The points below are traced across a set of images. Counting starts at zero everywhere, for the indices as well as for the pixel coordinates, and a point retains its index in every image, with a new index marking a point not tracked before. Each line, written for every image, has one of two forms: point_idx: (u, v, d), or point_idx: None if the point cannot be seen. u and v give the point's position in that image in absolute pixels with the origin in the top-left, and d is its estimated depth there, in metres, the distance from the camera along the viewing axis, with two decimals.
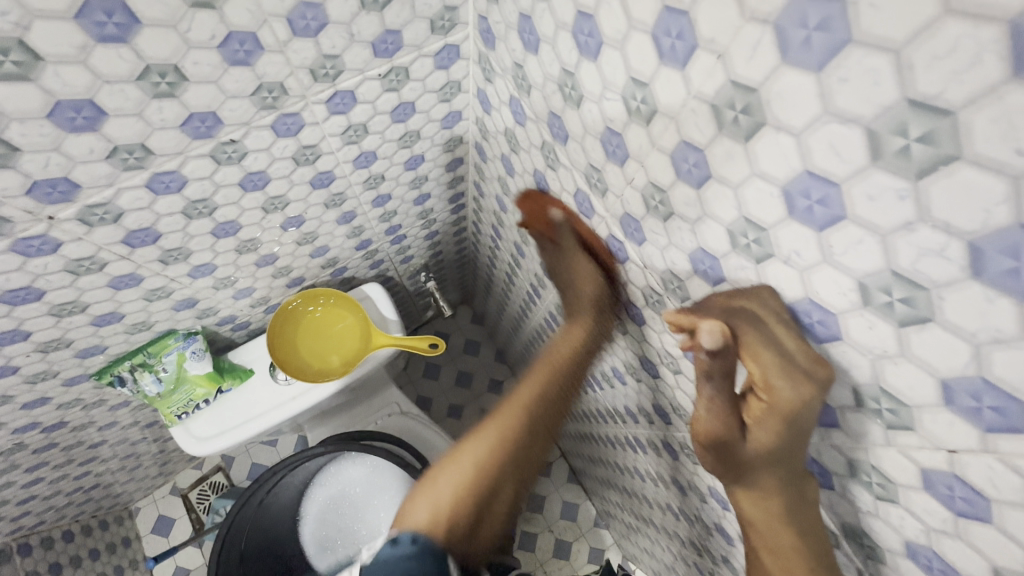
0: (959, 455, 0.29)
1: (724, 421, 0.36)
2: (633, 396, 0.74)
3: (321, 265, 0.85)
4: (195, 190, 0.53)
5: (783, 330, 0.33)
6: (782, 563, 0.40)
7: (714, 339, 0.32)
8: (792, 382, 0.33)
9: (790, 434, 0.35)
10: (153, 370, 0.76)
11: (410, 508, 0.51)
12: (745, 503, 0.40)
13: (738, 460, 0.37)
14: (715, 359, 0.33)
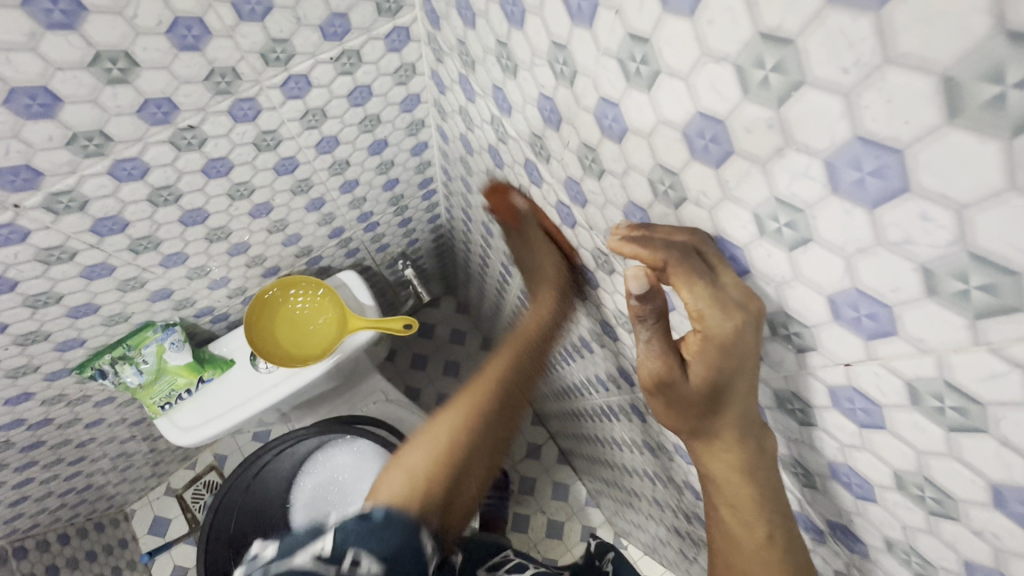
0: (853, 368, 0.31)
1: (664, 360, 0.36)
2: (601, 363, 0.77)
3: (296, 253, 0.87)
4: (158, 177, 0.55)
5: (712, 264, 0.35)
6: (743, 516, 0.40)
7: (638, 283, 0.35)
8: (721, 309, 0.34)
9: (727, 365, 0.35)
10: (134, 362, 0.78)
11: (384, 481, 0.50)
12: (702, 453, 0.40)
13: (686, 404, 0.37)
14: (645, 302, 0.36)
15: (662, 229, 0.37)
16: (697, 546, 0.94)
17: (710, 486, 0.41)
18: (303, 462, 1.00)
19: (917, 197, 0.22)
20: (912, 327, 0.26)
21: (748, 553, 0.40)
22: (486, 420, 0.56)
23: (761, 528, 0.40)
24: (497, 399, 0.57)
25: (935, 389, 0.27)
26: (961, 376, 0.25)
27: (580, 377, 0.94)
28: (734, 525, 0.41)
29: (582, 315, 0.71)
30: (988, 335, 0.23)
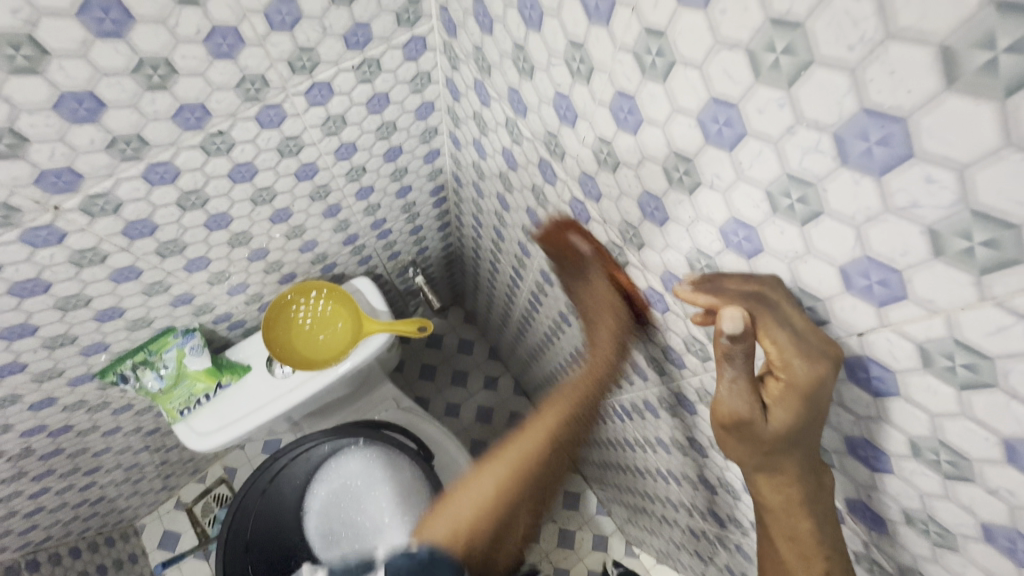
0: (867, 337, 0.33)
1: (747, 400, 0.36)
2: (614, 361, 0.78)
3: (312, 260, 0.89)
4: (188, 181, 0.58)
5: (792, 311, 0.36)
6: (799, 550, 0.42)
7: (733, 323, 0.34)
8: (807, 359, 0.35)
9: (808, 412, 0.36)
10: (155, 367, 0.80)
11: (432, 522, 0.62)
12: (762, 491, 0.41)
13: (758, 444, 0.37)
14: (736, 342, 0.35)
15: (732, 279, 0.39)
16: (713, 548, 0.93)
17: (767, 518, 0.42)
18: (315, 471, 1.01)
19: (922, 161, 0.25)
20: (922, 289, 0.28)
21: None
22: (503, 512, 0.61)
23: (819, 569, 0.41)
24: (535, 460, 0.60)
25: (946, 348, 0.29)
26: (971, 333, 0.28)
27: (591, 378, 0.95)
28: (792, 559, 0.42)
29: None
30: (993, 288, 0.25)
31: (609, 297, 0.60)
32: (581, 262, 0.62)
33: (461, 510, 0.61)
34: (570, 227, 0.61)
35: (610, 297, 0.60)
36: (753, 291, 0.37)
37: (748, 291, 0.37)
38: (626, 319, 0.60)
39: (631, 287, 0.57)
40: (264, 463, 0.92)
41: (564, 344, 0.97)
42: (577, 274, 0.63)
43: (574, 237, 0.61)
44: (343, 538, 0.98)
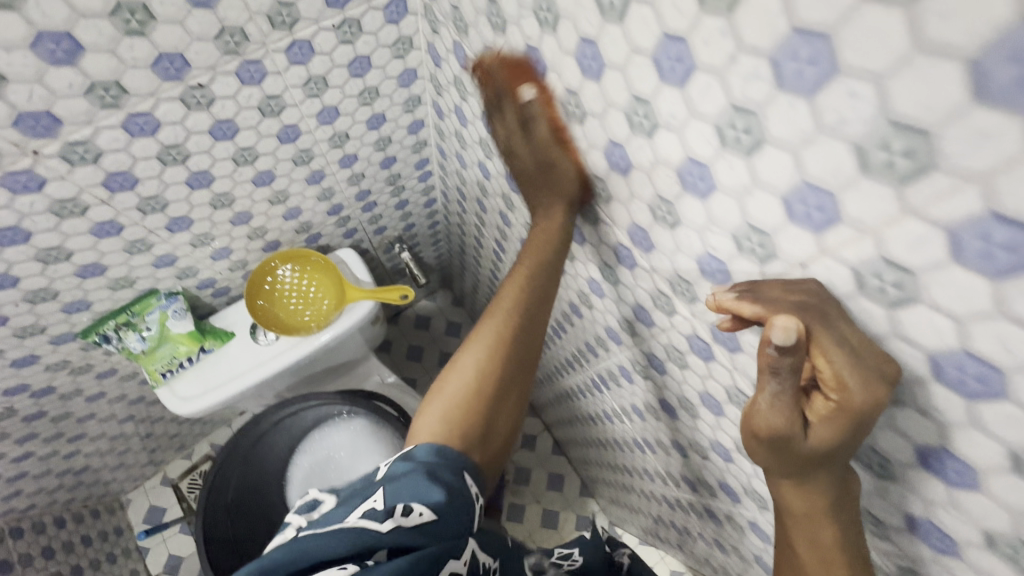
0: (810, 267, 0.35)
1: (790, 417, 0.33)
2: (590, 327, 0.80)
3: (296, 228, 0.90)
4: (168, 135, 0.59)
5: (845, 328, 0.33)
6: (820, 556, 0.41)
7: (786, 334, 0.30)
8: (865, 385, 0.33)
9: (852, 434, 0.34)
10: (138, 329, 0.81)
11: (424, 416, 0.57)
12: (787, 497, 0.40)
13: (791, 458, 0.35)
14: (788, 356, 0.31)
15: (773, 286, 0.35)
16: (686, 515, 0.96)
17: (787, 523, 0.42)
18: (299, 441, 1.02)
19: (845, 77, 0.26)
20: (852, 209, 0.30)
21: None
22: (504, 375, 0.58)
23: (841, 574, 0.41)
24: (514, 334, 0.58)
25: (876, 268, 0.31)
26: (896, 249, 0.29)
27: (570, 349, 0.97)
28: (811, 563, 0.41)
29: (573, 279, 0.74)
30: (912, 199, 0.27)
31: (551, 152, 0.54)
32: (527, 115, 0.53)
33: (454, 390, 0.57)
34: (498, 81, 0.55)
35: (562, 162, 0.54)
36: (803, 302, 0.33)
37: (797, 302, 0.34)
38: (572, 187, 0.55)
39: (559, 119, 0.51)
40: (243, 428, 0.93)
41: None
42: (526, 138, 0.55)
43: (525, 87, 0.52)
44: (322, 503, 0.98)
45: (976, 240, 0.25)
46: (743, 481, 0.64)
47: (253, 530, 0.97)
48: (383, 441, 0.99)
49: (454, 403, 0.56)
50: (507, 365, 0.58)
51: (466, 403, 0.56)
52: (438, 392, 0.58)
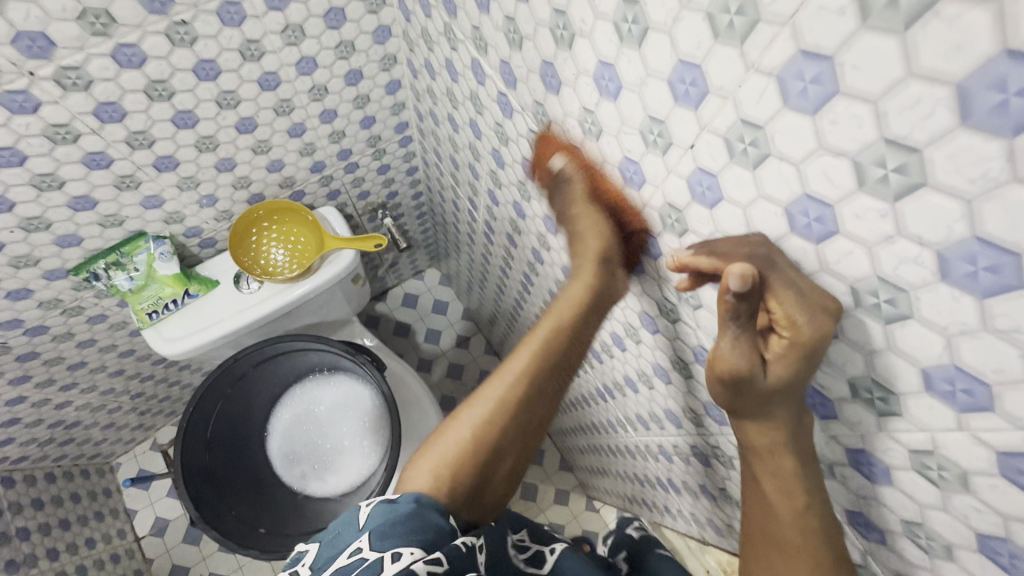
0: (695, 148, 0.39)
1: (748, 358, 0.37)
2: (551, 273, 0.85)
3: (280, 182, 0.96)
4: (155, 69, 0.65)
5: (789, 270, 0.36)
6: (781, 485, 0.43)
7: (742, 282, 0.33)
8: (812, 317, 0.35)
9: (805, 366, 0.37)
10: (126, 269, 0.86)
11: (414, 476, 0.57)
12: (749, 433, 0.42)
13: (753, 393, 0.39)
14: (741, 301, 0.34)
15: (727, 241, 0.39)
16: (645, 462, 0.96)
17: (750, 459, 0.44)
18: (282, 395, 1.08)
19: None
20: (714, 78, 0.34)
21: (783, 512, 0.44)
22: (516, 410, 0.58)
23: (799, 500, 0.43)
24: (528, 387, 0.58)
25: (738, 132, 0.35)
26: (747, 108, 0.33)
27: (539, 303, 1.03)
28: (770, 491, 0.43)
29: (533, 224, 0.79)
30: (750, 54, 0.31)
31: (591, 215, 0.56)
32: (557, 183, 0.58)
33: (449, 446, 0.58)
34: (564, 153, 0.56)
35: (597, 219, 0.56)
36: (758, 253, 0.36)
37: (744, 255, 0.37)
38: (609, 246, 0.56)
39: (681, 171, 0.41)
40: (217, 374, 0.95)
41: (516, 271, 1.04)
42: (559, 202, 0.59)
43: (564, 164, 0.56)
44: (305, 458, 1.07)
45: (795, 80, 0.29)
46: (682, 402, 0.66)
47: (230, 470, 1.00)
48: (372, 413, 1.07)
49: (455, 447, 0.57)
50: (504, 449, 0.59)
51: (464, 465, 0.57)
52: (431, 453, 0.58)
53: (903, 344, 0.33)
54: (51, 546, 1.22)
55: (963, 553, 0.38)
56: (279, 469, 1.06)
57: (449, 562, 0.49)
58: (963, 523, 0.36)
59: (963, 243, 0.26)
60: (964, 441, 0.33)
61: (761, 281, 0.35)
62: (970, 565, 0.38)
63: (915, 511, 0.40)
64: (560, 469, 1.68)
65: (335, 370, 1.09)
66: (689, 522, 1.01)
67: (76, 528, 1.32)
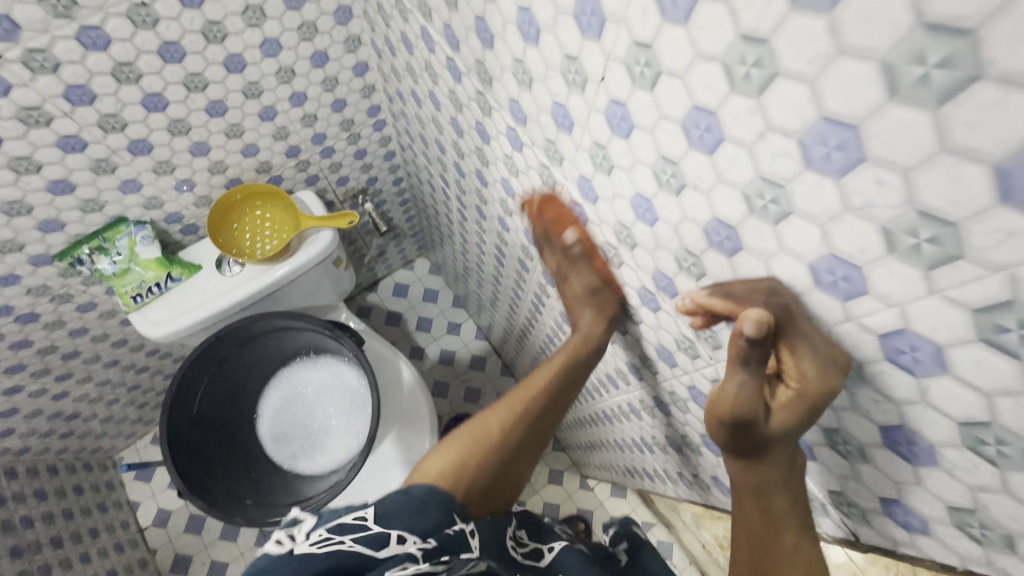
0: (604, 79, 0.41)
1: (752, 400, 0.40)
2: (518, 241, 0.88)
3: (256, 167, 0.99)
4: (120, 51, 0.68)
5: (810, 323, 0.36)
6: (762, 499, 0.45)
7: (757, 327, 0.36)
8: (823, 373, 0.36)
9: (808, 418, 0.39)
10: (109, 253, 0.90)
11: (429, 468, 0.62)
12: (742, 467, 0.44)
13: (753, 433, 0.41)
14: (753, 344, 0.37)
15: (740, 283, 0.39)
16: (621, 425, 0.97)
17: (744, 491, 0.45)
18: (269, 378, 1.12)
19: None
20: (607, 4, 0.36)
21: (757, 520, 0.46)
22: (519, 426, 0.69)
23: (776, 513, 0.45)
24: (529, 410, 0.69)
25: (633, 54, 0.37)
26: (636, 28, 0.35)
27: (514, 275, 1.05)
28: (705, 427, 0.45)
29: (495, 192, 0.82)
30: None
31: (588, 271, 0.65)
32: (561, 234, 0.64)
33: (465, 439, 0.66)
34: (569, 222, 0.62)
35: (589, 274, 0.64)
36: (781, 309, 0.36)
37: (765, 302, 0.37)
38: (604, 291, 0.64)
39: (622, 113, 0.42)
40: (199, 353, 0.97)
41: (490, 245, 1.07)
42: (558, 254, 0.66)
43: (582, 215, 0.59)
44: (294, 439, 1.10)
45: None
46: (638, 350, 0.68)
47: (218, 448, 1.03)
48: (359, 401, 1.10)
49: (471, 450, 0.64)
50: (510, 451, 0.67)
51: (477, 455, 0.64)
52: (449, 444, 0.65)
53: (789, 243, 0.34)
54: (54, 535, 1.26)
55: (874, 452, 0.39)
56: (269, 450, 1.09)
57: (439, 542, 0.54)
58: (867, 418, 0.37)
59: (815, 126, 0.28)
60: (853, 331, 0.34)
61: (778, 333, 0.37)
62: (882, 463, 0.39)
63: (832, 418, 0.41)
64: (553, 449, 1.69)
65: (319, 354, 1.12)
66: (664, 483, 1.02)
67: (79, 518, 1.36)
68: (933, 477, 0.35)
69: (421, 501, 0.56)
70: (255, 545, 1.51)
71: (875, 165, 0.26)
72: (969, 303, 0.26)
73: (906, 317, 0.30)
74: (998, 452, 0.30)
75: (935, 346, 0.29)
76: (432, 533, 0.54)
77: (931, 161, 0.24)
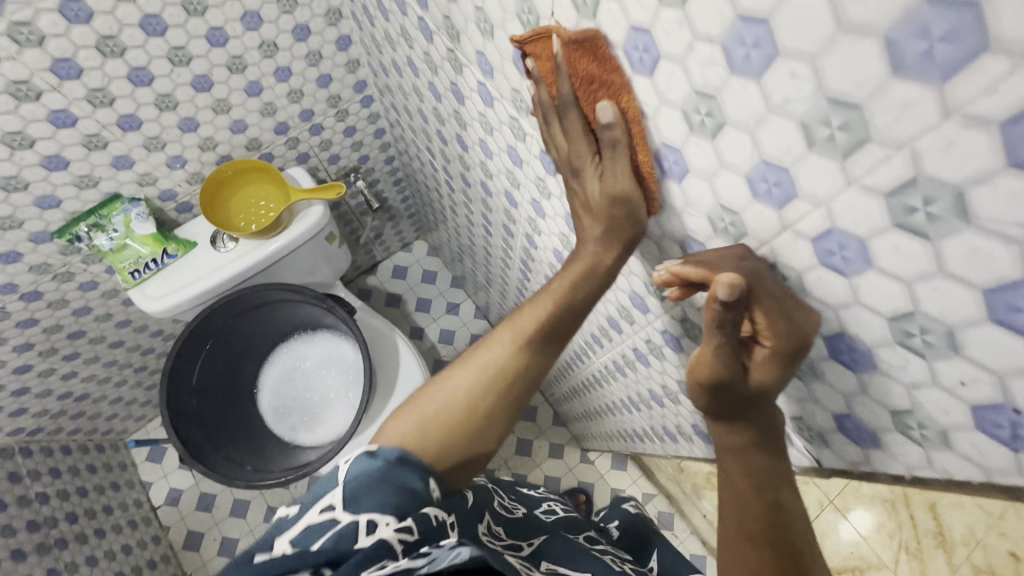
0: (555, 15, 0.43)
1: (730, 364, 0.37)
2: (501, 206, 0.89)
3: (246, 144, 1.01)
4: (102, 25, 0.71)
5: (771, 279, 0.37)
6: (744, 470, 0.43)
7: (731, 291, 0.32)
8: (790, 324, 0.36)
9: (782, 376, 0.38)
10: (106, 230, 0.92)
11: (393, 426, 0.53)
12: (721, 435, 0.43)
13: (730, 397, 0.39)
14: (727, 310, 0.34)
15: (711, 251, 0.39)
16: (608, 386, 0.98)
17: (727, 459, 0.44)
18: (269, 353, 1.15)
19: None
20: None
21: (742, 483, 0.43)
22: (505, 389, 0.53)
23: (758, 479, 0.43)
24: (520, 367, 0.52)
25: None
26: None
27: (502, 244, 1.06)
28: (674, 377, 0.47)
29: (477, 156, 0.83)
30: None
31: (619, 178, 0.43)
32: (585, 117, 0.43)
33: (433, 406, 0.53)
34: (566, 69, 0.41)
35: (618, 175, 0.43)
36: (745, 267, 0.36)
37: (731, 263, 0.37)
38: (634, 199, 0.44)
39: None
40: (198, 324, 1.00)
41: (478, 216, 1.08)
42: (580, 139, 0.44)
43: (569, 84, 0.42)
44: (293, 411, 1.13)
45: None
46: (616, 303, 0.69)
47: (219, 417, 1.06)
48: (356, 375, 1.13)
49: (444, 410, 0.52)
50: (495, 417, 0.53)
51: (443, 425, 0.52)
52: (415, 404, 0.53)
53: (727, 155, 0.35)
54: (70, 511, 1.30)
55: (823, 367, 0.40)
56: (269, 421, 1.12)
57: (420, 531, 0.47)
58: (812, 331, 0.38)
59: (733, 27, 0.29)
60: (790, 239, 0.35)
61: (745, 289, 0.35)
62: (831, 378, 0.40)
63: None
64: (553, 424, 1.71)
65: (316, 329, 1.15)
66: (652, 443, 1.03)
67: (93, 496, 1.40)
68: (875, 382, 0.36)
69: (385, 472, 0.49)
70: (264, 522, 1.55)
71: (788, 58, 0.27)
72: (881, 188, 0.27)
73: (831, 214, 0.31)
74: (923, 343, 0.31)
75: (858, 240, 0.30)
76: (409, 514, 0.47)
77: (832, 42, 0.25)
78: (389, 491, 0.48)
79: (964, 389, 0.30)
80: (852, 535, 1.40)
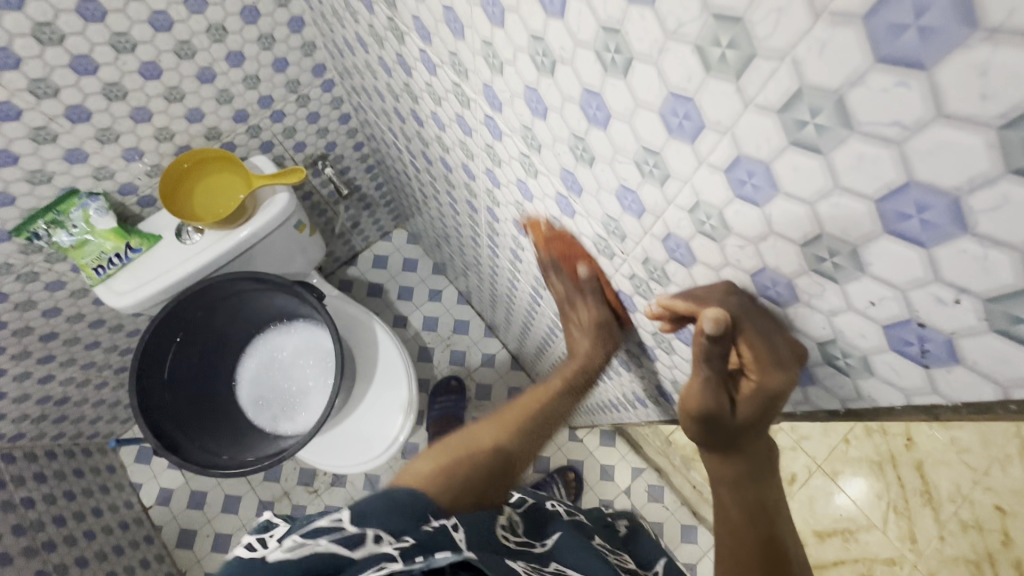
0: None
1: (718, 398, 0.40)
2: (461, 182, 0.88)
3: (205, 133, 1.00)
4: (37, 11, 0.70)
5: (762, 315, 0.38)
6: (735, 493, 0.46)
7: (716, 325, 0.36)
8: (776, 360, 0.38)
9: (769, 409, 0.41)
10: (65, 226, 0.90)
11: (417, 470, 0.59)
12: (714, 464, 0.46)
13: (721, 428, 0.42)
14: (713, 342, 0.38)
15: (701, 287, 0.41)
16: None
17: (718, 488, 0.47)
18: (246, 345, 1.15)
19: None
20: None
21: (735, 513, 0.46)
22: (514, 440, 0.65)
23: (748, 503, 0.45)
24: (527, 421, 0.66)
25: None
26: None
27: (469, 222, 1.06)
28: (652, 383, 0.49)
29: (433, 131, 0.82)
30: None
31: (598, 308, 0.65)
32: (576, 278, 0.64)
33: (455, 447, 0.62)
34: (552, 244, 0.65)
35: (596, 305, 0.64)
36: (737, 307, 0.38)
37: (717, 298, 0.39)
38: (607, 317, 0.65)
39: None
40: (166, 316, 0.99)
41: (445, 195, 1.08)
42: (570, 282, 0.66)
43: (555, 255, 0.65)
44: (272, 402, 1.14)
45: None
46: None
47: (193, 406, 1.07)
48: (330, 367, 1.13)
49: (464, 457, 0.61)
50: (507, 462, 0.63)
51: (466, 465, 0.60)
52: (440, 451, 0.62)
53: (640, 93, 0.34)
54: (57, 514, 1.29)
55: None
56: (248, 413, 1.13)
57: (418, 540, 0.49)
58: (738, 269, 0.38)
59: None
60: (705, 174, 0.34)
61: (734, 326, 0.38)
62: None
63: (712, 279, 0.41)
64: None
65: (293, 320, 1.15)
66: (629, 411, 1.03)
67: (81, 499, 1.40)
68: (798, 314, 0.36)
69: (401, 501, 0.52)
70: (256, 516, 1.55)
71: None
72: (775, 106, 0.27)
73: (736, 141, 0.30)
74: (833, 267, 0.31)
75: (763, 165, 0.30)
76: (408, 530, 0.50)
77: None
78: (399, 518, 0.51)
79: (874, 310, 0.31)
80: (848, 506, 1.41)
